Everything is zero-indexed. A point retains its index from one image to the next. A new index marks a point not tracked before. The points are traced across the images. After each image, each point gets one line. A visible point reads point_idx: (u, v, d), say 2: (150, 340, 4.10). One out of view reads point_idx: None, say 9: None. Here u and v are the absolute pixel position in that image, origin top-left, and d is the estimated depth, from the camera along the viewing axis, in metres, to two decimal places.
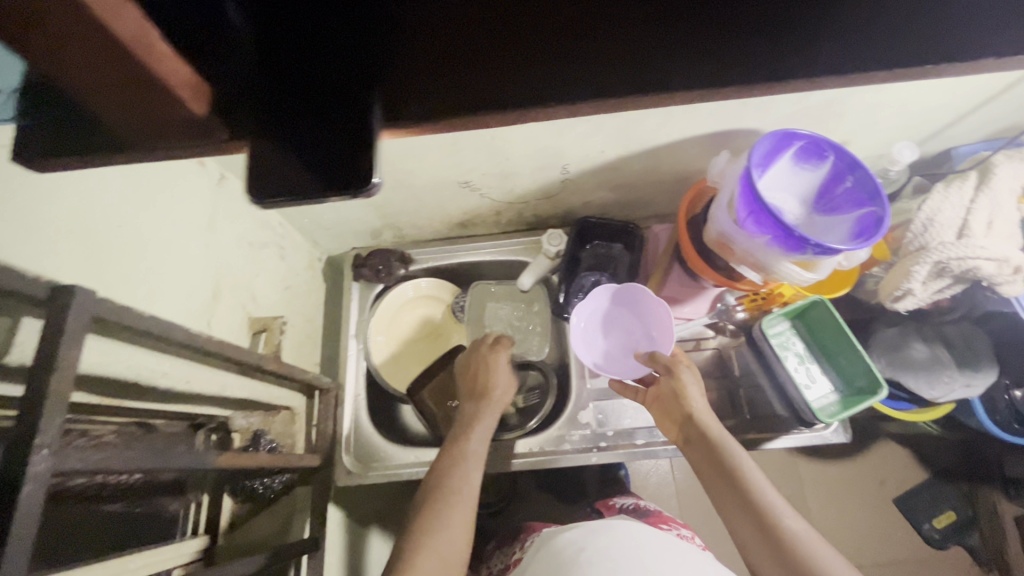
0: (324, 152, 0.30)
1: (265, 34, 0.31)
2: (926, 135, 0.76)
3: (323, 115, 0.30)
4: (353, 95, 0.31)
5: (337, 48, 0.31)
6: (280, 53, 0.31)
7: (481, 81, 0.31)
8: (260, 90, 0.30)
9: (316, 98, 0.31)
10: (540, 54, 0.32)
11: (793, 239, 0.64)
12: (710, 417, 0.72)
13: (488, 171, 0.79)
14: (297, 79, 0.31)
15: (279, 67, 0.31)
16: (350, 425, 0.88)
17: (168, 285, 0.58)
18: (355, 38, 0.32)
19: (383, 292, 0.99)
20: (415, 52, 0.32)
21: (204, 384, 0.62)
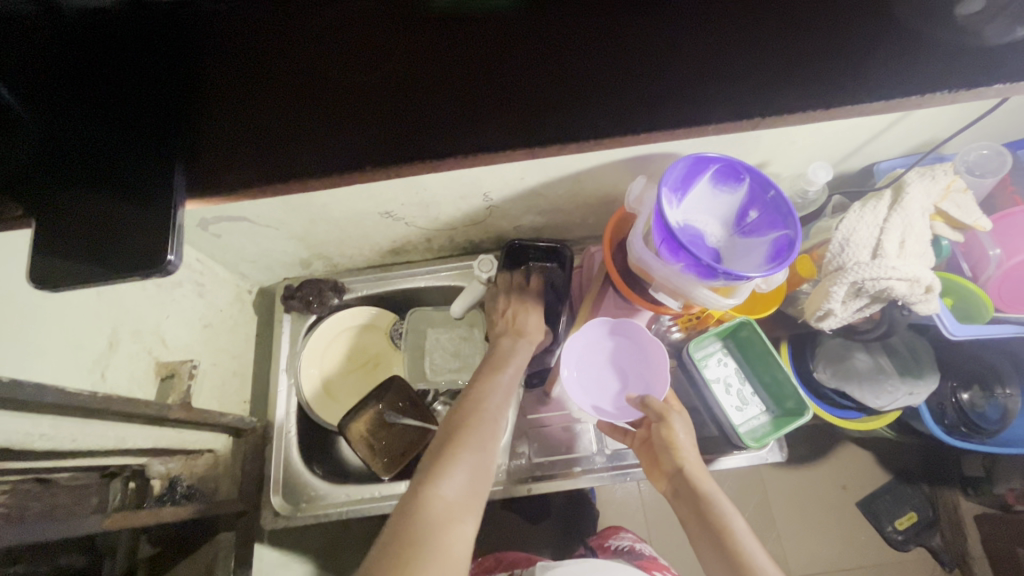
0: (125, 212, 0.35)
1: (60, 122, 0.35)
2: (843, 154, 0.77)
3: (122, 198, 0.35)
4: (155, 168, 0.35)
5: (130, 136, 0.36)
6: (73, 127, 0.35)
7: (300, 151, 0.36)
8: (58, 169, 0.35)
9: (118, 170, 0.35)
10: (361, 122, 0.36)
11: (704, 266, 0.63)
12: (700, 471, 0.72)
13: (408, 201, 0.77)
14: (95, 164, 0.35)
15: (76, 147, 0.35)
16: (280, 463, 0.85)
17: (48, 341, 0.55)
18: (157, 123, 0.36)
19: (316, 323, 0.96)
20: (223, 131, 0.37)
21: (98, 440, 0.59)
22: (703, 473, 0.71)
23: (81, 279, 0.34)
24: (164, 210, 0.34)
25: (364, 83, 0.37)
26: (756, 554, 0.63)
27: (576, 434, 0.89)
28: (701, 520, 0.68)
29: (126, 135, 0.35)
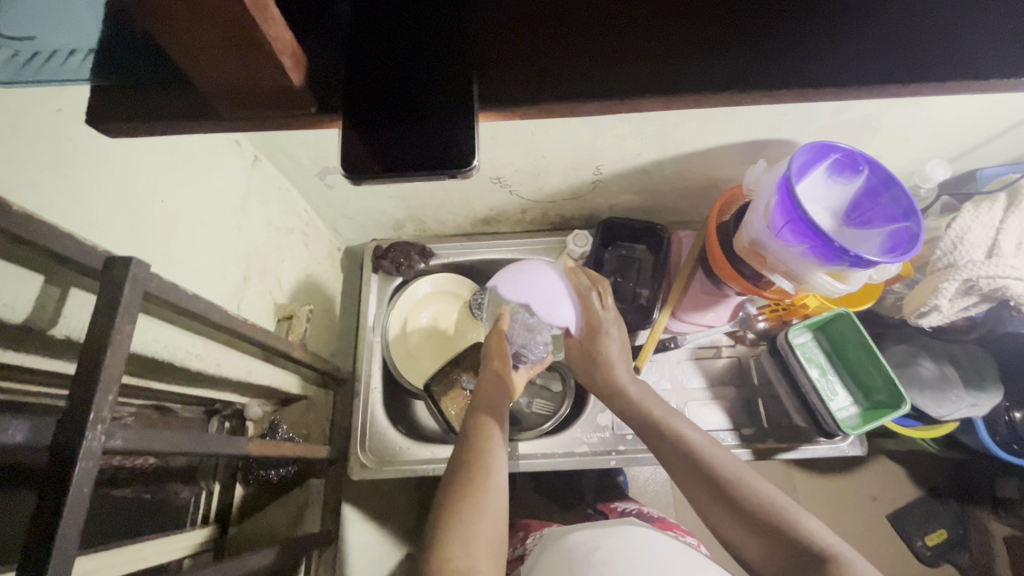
0: (407, 126, 0.30)
1: (367, 18, 0.32)
2: (953, 155, 0.78)
3: (413, 109, 0.30)
4: (451, 73, 0.31)
5: (422, 37, 0.32)
6: (384, 11, 0.32)
7: (578, 80, 0.33)
8: (359, 62, 0.31)
9: (418, 63, 0.31)
10: (654, 40, 0.33)
11: (829, 249, 0.64)
12: (628, 383, 0.74)
13: (521, 167, 0.78)
14: (388, 60, 0.31)
15: (375, 29, 0.31)
16: (364, 418, 0.87)
17: (202, 265, 0.56)
18: (444, 23, 0.32)
19: (401, 285, 0.98)
20: (513, 48, 0.33)
21: (234, 369, 0.61)
22: (625, 385, 0.74)
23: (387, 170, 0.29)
24: (472, 110, 0.30)
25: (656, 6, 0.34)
26: (710, 453, 0.64)
27: None
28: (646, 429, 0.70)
29: (425, 20, 0.32)
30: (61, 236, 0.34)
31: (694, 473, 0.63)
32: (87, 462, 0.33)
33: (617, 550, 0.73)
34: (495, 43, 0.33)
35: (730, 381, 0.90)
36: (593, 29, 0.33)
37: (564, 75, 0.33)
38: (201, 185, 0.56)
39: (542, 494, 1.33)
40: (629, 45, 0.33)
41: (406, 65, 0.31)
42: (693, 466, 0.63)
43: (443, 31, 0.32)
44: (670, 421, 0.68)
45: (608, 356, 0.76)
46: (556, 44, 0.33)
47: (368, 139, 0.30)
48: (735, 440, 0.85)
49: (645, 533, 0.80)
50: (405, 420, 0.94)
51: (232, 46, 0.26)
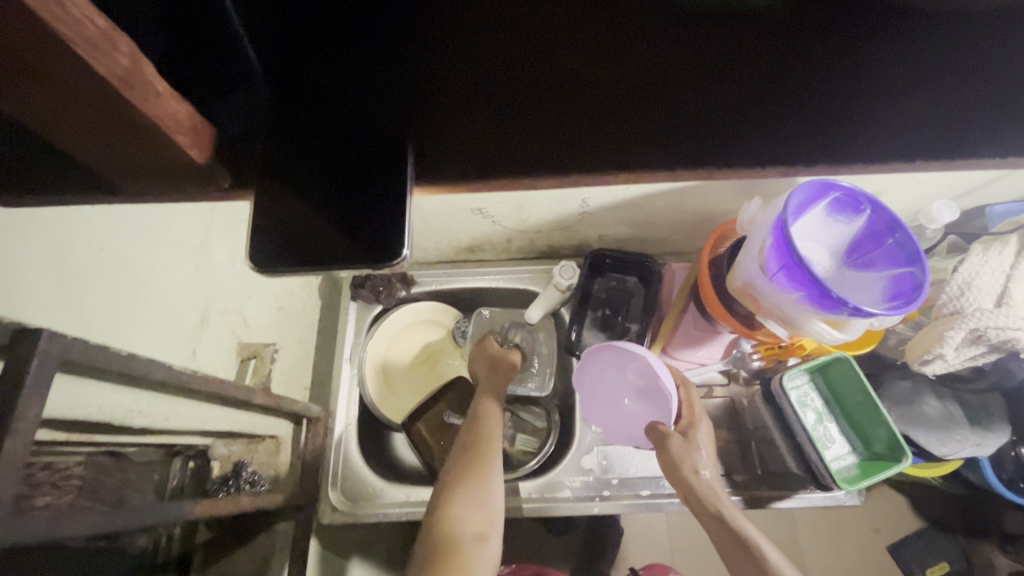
0: (355, 224, 0.44)
1: (295, 131, 0.46)
2: (962, 192, 0.73)
3: (355, 197, 0.45)
4: (373, 171, 0.46)
5: (351, 145, 0.46)
6: (308, 123, 0.46)
7: (475, 167, 0.48)
8: (300, 168, 0.45)
9: (356, 179, 0.45)
10: (533, 138, 0.49)
11: (827, 299, 0.60)
12: (718, 490, 0.68)
13: (504, 200, 0.75)
14: (322, 165, 0.45)
15: (304, 140, 0.46)
16: (339, 457, 0.83)
17: (151, 313, 0.53)
18: (365, 134, 0.47)
19: (381, 314, 0.93)
20: (415, 144, 0.48)
21: (185, 419, 0.57)
22: (711, 488, 0.68)
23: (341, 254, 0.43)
24: (392, 198, 0.45)
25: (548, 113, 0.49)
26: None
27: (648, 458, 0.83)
28: (730, 540, 0.64)
29: (353, 134, 0.47)
30: None
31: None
32: None
33: None
34: (421, 148, 0.48)
35: (723, 424, 0.86)
36: (506, 137, 0.48)
37: (478, 175, 0.48)
38: (152, 225, 0.53)
39: None
40: (543, 141, 0.48)
41: (350, 179, 0.45)
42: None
43: (374, 151, 0.46)
44: (757, 537, 0.64)
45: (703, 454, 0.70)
46: (474, 148, 0.48)
47: (326, 228, 0.44)
48: (727, 486, 0.80)
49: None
50: (383, 455, 0.91)
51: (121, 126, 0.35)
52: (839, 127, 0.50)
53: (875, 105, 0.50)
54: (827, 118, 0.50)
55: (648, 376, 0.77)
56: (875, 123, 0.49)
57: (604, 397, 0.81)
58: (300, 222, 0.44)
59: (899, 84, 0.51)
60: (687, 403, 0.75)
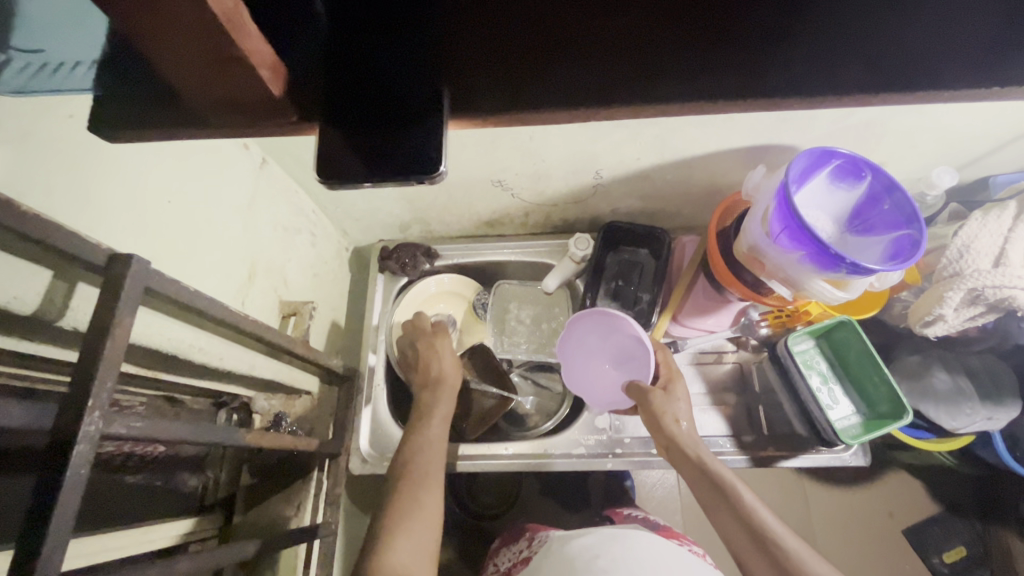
0: (382, 130, 0.31)
1: (339, 21, 0.33)
2: (965, 161, 0.76)
3: (385, 114, 0.31)
4: (418, 85, 0.32)
5: (397, 45, 0.32)
6: (353, 11, 0.33)
7: (544, 83, 0.33)
8: (338, 74, 0.32)
9: (393, 66, 0.32)
10: (632, 47, 0.33)
11: (826, 256, 0.63)
12: (696, 439, 0.74)
13: (522, 171, 0.80)
14: (357, 70, 0.32)
15: (344, 35, 0.33)
16: (367, 414, 0.89)
17: (207, 264, 0.59)
18: (417, 31, 0.33)
19: (407, 285, 0.99)
20: (482, 49, 0.33)
21: (236, 362, 0.63)
22: (693, 441, 0.73)
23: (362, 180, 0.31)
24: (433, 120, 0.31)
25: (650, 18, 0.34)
26: (768, 517, 0.65)
27: None
28: (710, 486, 0.69)
29: (407, 31, 0.33)
30: (66, 232, 0.36)
31: (756, 546, 0.64)
32: (86, 445, 0.36)
33: (619, 559, 0.74)
34: (470, 68, 0.33)
35: (732, 388, 0.91)
36: (575, 34, 0.33)
37: (539, 81, 0.33)
38: (206, 186, 0.59)
39: (548, 499, 1.34)
40: (615, 43, 0.33)
41: (382, 67, 0.32)
42: (760, 542, 0.64)
43: (418, 31, 0.33)
44: (734, 480, 0.69)
45: (681, 407, 0.76)
46: (536, 42, 0.33)
47: (341, 134, 0.32)
48: (735, 447, 0.84)
49: (647, 541, 0.81)
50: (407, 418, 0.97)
51: (206, 38, 0.26)
52: (1002, 23, 0.33)
53: None
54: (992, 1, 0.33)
55: (632, 341, 0.83)
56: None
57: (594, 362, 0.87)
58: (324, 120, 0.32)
59: None
60: (665, 362, 0.81)
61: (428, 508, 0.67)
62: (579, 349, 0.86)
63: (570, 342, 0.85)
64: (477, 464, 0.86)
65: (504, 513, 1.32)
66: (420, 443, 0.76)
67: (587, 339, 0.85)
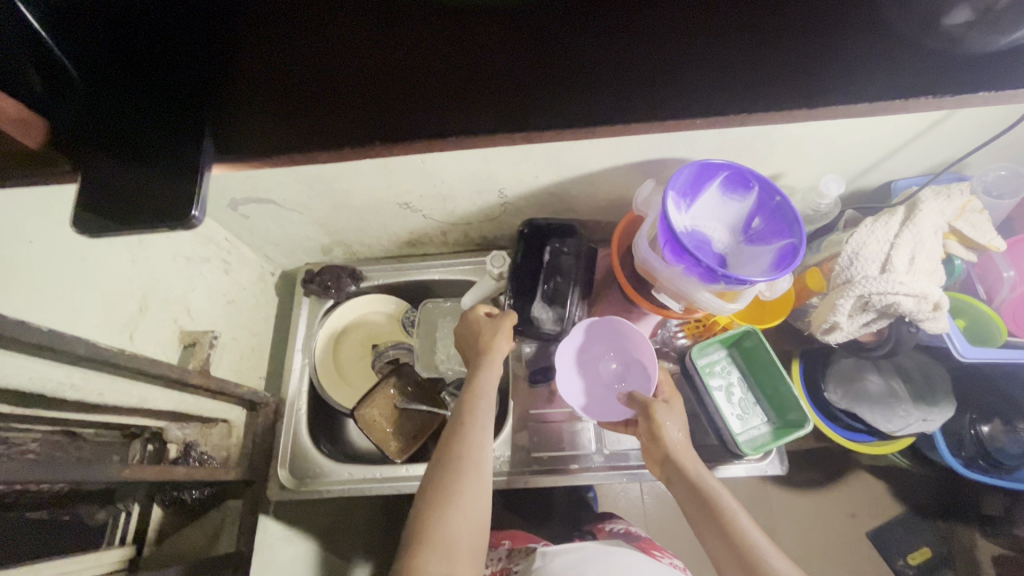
0: (149, 170, 0.41)
1: (96, 93, 0.42)
2: (860, 168, 0.76)
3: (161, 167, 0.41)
4: (176, 141, 0.42)
5: (150, 111, 0.43)
6: (108, 85, 0.42)
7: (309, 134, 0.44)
8: (107, 137, 0.42)
9: (160, 129, 0.42)
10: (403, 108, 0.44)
11: (706, 270, 0.64)
12: (688, 452, 0.72)
13: (426, 193, 0.81)
14: (120, 134, 0.42)
15: (105, 104, 0.42)
16: (288, 439, 0.89)
17: (83, 299, 0.59)
18: (170, 101, 0.43)
19: (332, 308, 1.00)
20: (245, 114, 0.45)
21: (122, 396, 0.63)
22: (684, 452, 0.72)
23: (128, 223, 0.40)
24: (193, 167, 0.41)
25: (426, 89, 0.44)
26: (755, 534, 0.64)
27: (577, 432, 0.88)
28: (698, 500, 0.68)
29: (158, 98, 0.43)
30: None
31: (741, 566, 0.63)
32: None
33: None
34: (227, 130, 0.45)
35: None
36: (337, 107, 0.45)
37: (296, 127, 0.45)
38: None
39: (505, 514, 1.34)
40: (368, 93, 0.45)
41: (150, 120, 0.42)
42: (742, 560, 0.63)
43: (191, 100, 0.44)
44: (720, 493, 0.68)
45: (674, 416, 0.74)
46: (296, 91, 0.45)
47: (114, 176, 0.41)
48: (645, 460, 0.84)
49: (630, 559, 0.81)
50: (336, 440, 0.96)
51: None
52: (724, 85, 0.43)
53: (787, 59, 0.44)
54: (724, 76, 0.43)
55: (635, 353, 0.83)
56: (753, 76, 0.43)
57: (594, 369, 0.86)
58: (96, 168, 0.41)
59: (808, 53, 0.44)
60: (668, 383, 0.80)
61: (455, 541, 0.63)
62: (582, 362, 0.85)
63: (574, 353, 0.84)
64: (396, 486, 0.86)
65: None
66: (464, 437, 0.70)
67: (590, 352, 0.86)
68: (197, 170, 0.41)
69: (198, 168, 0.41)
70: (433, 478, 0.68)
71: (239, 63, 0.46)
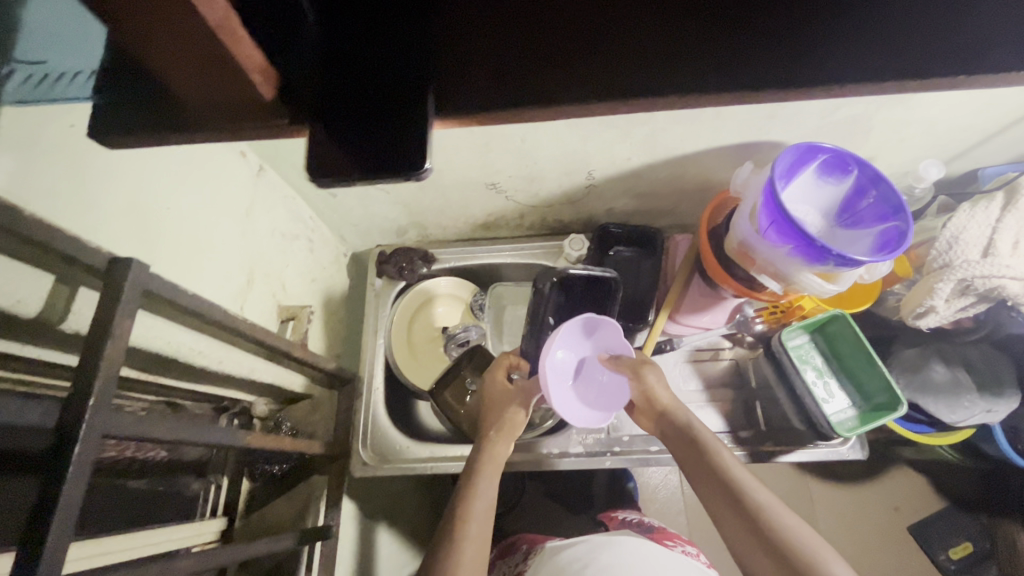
0: (375, 121, 0.33)
1: (332, 27, 0.34)
2: (953, 154, 0.77)
3: (386, 117, 0.33)
4: (411, 90, 0.33)
5: (380, 49, 0.34)
6: (345, 17, 0.34)
7: (541, 78, 0.34)
8: (336, 83, 0.33)
9: (394, 74, 0.33)
10: (657, 37, 0.34)
11: (814, 249, 0.64)
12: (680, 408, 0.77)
13: (515, 173, 0.81)
14: (344, 81, 0.33)
15: (339, 39, 0.34)
16: (367, 416, 0.90)
17: (206, 267, 0.60)
18: (406, 30, 0.34)
19: (405, 290, 1.00)
20: (475, 53, 0.34)
21: (236, 365, 0.64)
22: (674, 405, 0.77)
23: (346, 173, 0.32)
24: (422, 124, 0.32)
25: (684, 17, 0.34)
26: (746, 481, 0.67)
27: None
28: (690, 450, 0.72)
29: (391, 33, 0.34)
30: (68, 237, 0.37)
31: (727, 502, 0.67)
32: (87, 442, 0.37)
33: (607, 567, 0.75)
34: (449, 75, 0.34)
35: (728, 384, 0.90)
36: (576, 31, 0.34)
37: (531, 80, 0.34)
38: (205, 193, 0.60)
39: (550, 499, 1.35)
40: (634, 37, 0.34)
41: (375, 63, 0.33)
42: (730, 503, 0.66)
43: (413, 29, 0.34)
44: (711, 444, 0.72)
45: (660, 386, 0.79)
46: (531, 30, 0.34)
47: (333, 122, 0.33)
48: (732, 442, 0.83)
49: (636, 545, 0.81)
50: (408, 419, 0.97)
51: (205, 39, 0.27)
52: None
53: None
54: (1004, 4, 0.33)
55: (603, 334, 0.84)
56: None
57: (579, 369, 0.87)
58: (324, 120, 0.33)
59: None
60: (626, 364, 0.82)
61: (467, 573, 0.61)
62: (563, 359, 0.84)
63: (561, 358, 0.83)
64: None
65: (505, 514, 1.33)
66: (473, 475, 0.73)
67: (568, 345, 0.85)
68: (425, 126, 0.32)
69: (427, 124, 0.32)
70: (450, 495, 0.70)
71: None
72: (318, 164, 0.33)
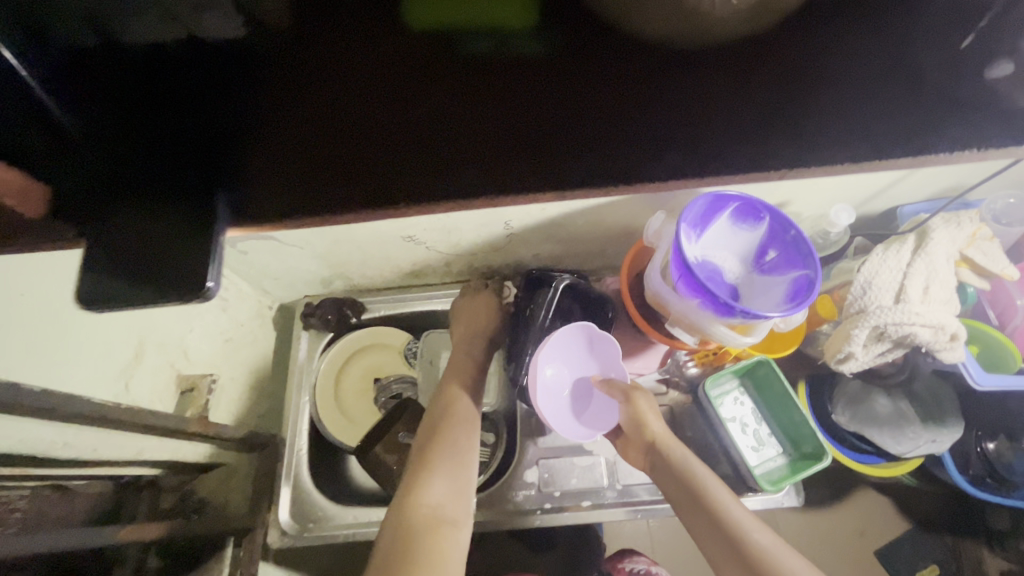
0: (153, 228, 0.45)
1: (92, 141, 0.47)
2: (868, 196, 0.76)
3: (148, 232, 0.45)
4: (194, 207, 0.46)
5: (174, 172, 0.47)
6: (110, 143, 0.48)
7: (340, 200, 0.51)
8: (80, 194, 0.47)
9: (152, 188, 0.47)
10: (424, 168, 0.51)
11: (721, 304, 0.62)
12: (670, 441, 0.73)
13: (431, 227, 0.79)
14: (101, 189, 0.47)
15: (98, 159, 0.47)
16: (289, 479, 0.86)
17: (79, 352, 0.57)
18: (184, 161, 0.48)
19: (333, 341, 0.97)
20: (282, 180, 0.51)
21: (117, 450, 0.61)
22: (665, 436, 0.73)
23: (126, 298, 0.43)
24: (202, 238, 0.45)
25: (447, 157, 0.51)
26: (743, 518, 0.63)
27: (588, 466, 0.86)
28: (681, 484, 0.68)
29: (194, 165, 0.48)
30: None
31: (722, 540, 0.62)
32: None
33: None
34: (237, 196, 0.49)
35: None
36: (349, 165, 0.51)
37: (327, 199, 0.51)
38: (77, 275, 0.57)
39: None
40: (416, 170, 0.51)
41: (169, 182, 0.47)
42: (729, 543, 0.61)
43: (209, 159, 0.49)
44: (705, 479, 0.67)
45: (648, 409, 0.75)
46: (319, 164, 0.51)
47: (120, 234, 0.45)
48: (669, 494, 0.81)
49: None
50: (337, 478, 0.93)
51: None
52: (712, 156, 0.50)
53: (807, 135, 0.50)
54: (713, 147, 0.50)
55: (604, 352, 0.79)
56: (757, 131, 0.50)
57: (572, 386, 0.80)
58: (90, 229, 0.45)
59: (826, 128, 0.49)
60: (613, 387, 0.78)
61: (451, 559, 0.60)
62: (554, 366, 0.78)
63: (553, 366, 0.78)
64: None
65: None
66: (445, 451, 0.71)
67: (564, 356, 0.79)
68: (211, 241, 0.44)
69: (213, 232, 0.45)
70: (406, 486, 0.67)
71: (251, 146, 0.50)
72: (91, 294, 0.43)
